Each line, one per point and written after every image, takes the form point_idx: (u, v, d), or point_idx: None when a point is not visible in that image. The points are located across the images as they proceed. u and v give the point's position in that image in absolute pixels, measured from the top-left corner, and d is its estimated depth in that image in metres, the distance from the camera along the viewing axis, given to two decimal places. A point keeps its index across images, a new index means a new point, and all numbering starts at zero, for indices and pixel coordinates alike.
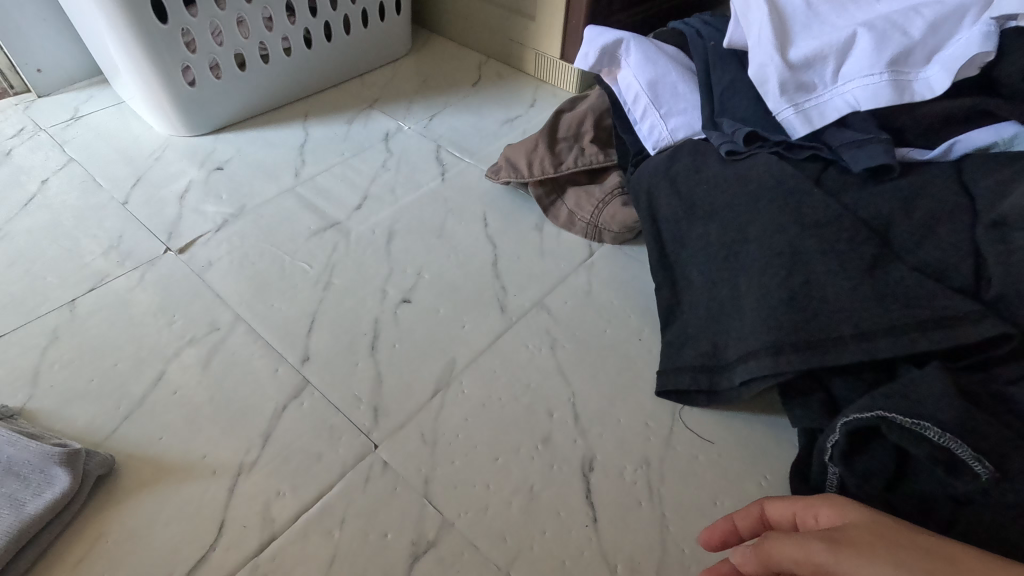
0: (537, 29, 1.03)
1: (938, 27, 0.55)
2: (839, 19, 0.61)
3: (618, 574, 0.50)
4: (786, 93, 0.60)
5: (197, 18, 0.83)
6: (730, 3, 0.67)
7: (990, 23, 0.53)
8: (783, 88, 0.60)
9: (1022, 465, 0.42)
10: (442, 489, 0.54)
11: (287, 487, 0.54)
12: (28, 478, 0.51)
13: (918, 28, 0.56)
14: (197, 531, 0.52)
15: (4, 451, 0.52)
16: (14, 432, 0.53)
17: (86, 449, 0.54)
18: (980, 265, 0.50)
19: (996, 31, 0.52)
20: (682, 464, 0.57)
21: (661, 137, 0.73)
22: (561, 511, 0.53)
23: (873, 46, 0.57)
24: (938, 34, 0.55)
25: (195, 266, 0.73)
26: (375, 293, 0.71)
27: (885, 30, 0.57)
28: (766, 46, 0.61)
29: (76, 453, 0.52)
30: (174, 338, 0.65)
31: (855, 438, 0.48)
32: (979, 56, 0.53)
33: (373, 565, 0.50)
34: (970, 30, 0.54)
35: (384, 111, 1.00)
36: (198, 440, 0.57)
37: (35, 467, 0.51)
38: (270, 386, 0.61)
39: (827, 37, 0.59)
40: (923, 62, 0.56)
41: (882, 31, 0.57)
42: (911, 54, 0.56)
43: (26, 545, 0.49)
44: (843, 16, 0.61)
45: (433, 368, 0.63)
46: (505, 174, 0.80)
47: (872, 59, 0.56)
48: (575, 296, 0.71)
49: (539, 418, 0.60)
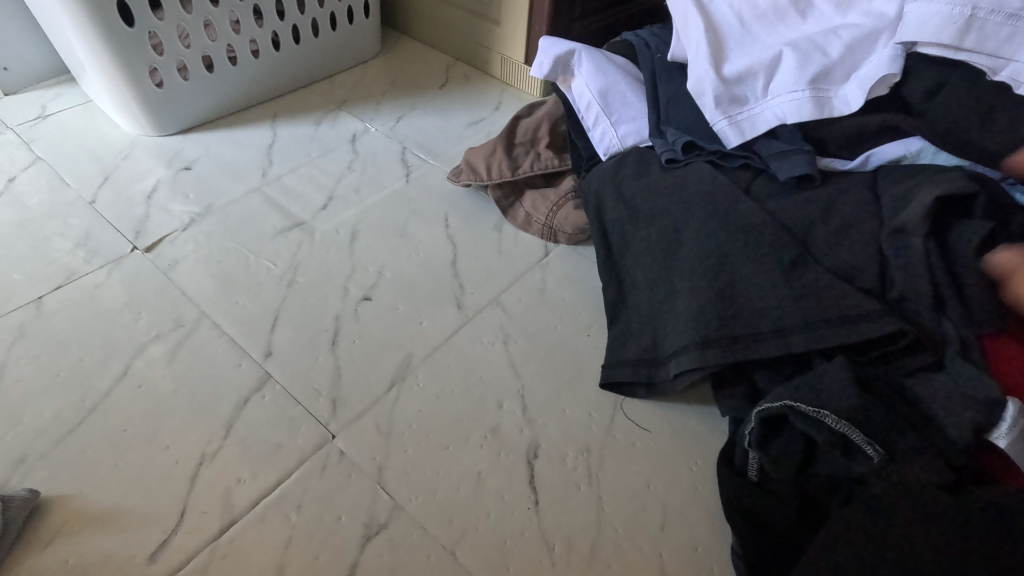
0: (501, 34, 1.07)
1: (854, 47, 0.60)
2: (770, 37, 0.65)
3: (556, 552, 0.54)
4: (720, 105, 0.64)
5: (164, 22, 0.85)
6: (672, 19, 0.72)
7: (897, 46, 0.57)
8: (718, 100, 0.65)
9: (906, 446, 0.47)
10: (394, 475, 0.58)
11: (247, 474, 0.57)
12: None
13: (837, 48, 0.60)
14: (159, 518, 0.54)
15: None
16: None
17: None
18: (884, 268, 0.55)
19: (902, 55, 0.57)
20: (620, 451, 0.61)
21: (611, 144, 0.76)
22: (506, 495, 0.57)
23: (797, 64, 0.61)
24: (856, 54, 0.60)
25: (161, 265, 0.75)
26: (337, 291, 0.74)
27: (808, 50, 0.61)
28: (702, 62, 0.66)
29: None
30: (140, 333, 0.68)
31: (769, 424, 0.53)
32: (888, 76, 0.58)
33: (328, 545, 0.54)
34: (881, 52, 0.59)
35: (351, 113, 1.02)
36: (163, 432, 0.60)
37: None
38: (232, 380, 0.64)
39: (757, 55, 0.64)
40: (841, 79, 0.60)
41: (804, 51, 0.61)
42: (832, 72, 0.60)
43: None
44: (774, 33, 0.65)
45: (391, 363, 0.67)
46: (466, 176, 0.84)
47: (796, 76, 0.61)
48: (529, 294, 0.75)
49: (489, 409, 0.63)
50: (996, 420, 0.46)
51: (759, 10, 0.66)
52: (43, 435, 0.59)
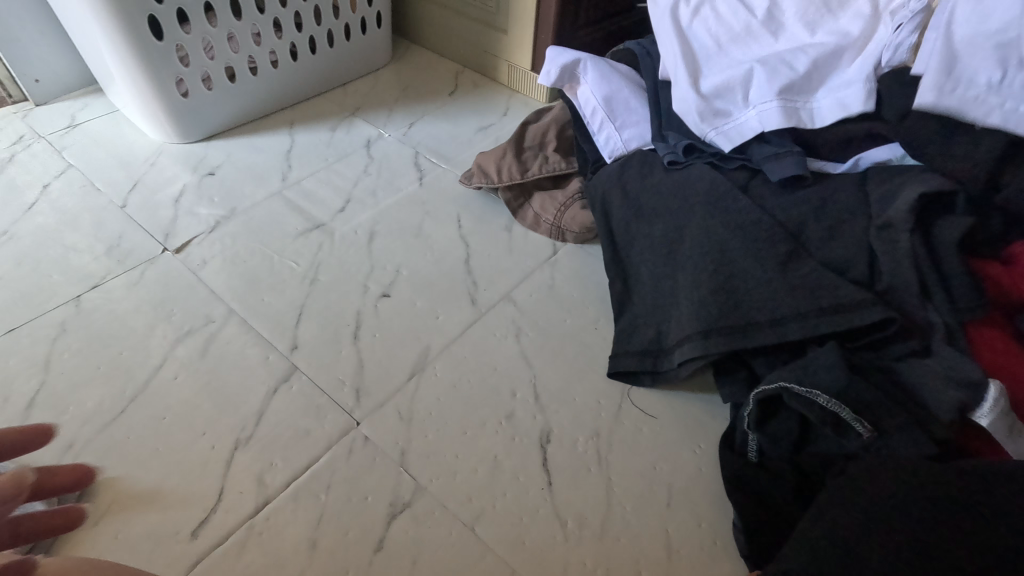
0: (509, 42, 1.11)
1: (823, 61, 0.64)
2: (741, 53, 0.69)
3: (569, 528, 0.58)
4: (705, 121, 0.69)
5: (191, 35, 0.90)
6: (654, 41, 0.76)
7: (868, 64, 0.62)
8: (702, 117, 0.69)
9: (893, 422, 0.51)
10: (416, 457, 0.62)
11: (279, 458, 0.61)
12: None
13: (805, 62, 0.64)
14: (199, 498, 0.59)
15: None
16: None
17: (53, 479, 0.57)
18: (873, 261, 0.59)
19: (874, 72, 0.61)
20: (627, 435, 0.65)
21: (616, 147, 0.80)
22: (521, 476, 0.61)
23: (766, 78, 0.65)
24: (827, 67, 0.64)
25: (190, 264, 0.80)
26: (358, 288, 0.78)
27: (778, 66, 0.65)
28: (682, 83, 0.70)
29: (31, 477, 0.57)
30: (173, 329, 0.72)
31: (766, 407, 0.57)
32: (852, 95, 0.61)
33: (356, 523, 0.57)
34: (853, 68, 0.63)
35: (365, 119, 1.07)
36: (198, 420, 0.64)
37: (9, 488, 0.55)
38: (262, 371, 0.68)
39: (732, 72, 0.68)
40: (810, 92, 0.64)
41: (774, 66, 0.66)
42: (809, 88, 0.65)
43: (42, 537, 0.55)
44: (748, 48, 0.69)
45: (410, 355, 0.71)
46: (477, 179, 0.88)
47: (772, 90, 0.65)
48: (539, 290, 0.79)
49: (503, 398, 0.67)
50: (978, 400, 0.50)
51: (731, 29, 0.70)
52: (88, 423, 0.63)
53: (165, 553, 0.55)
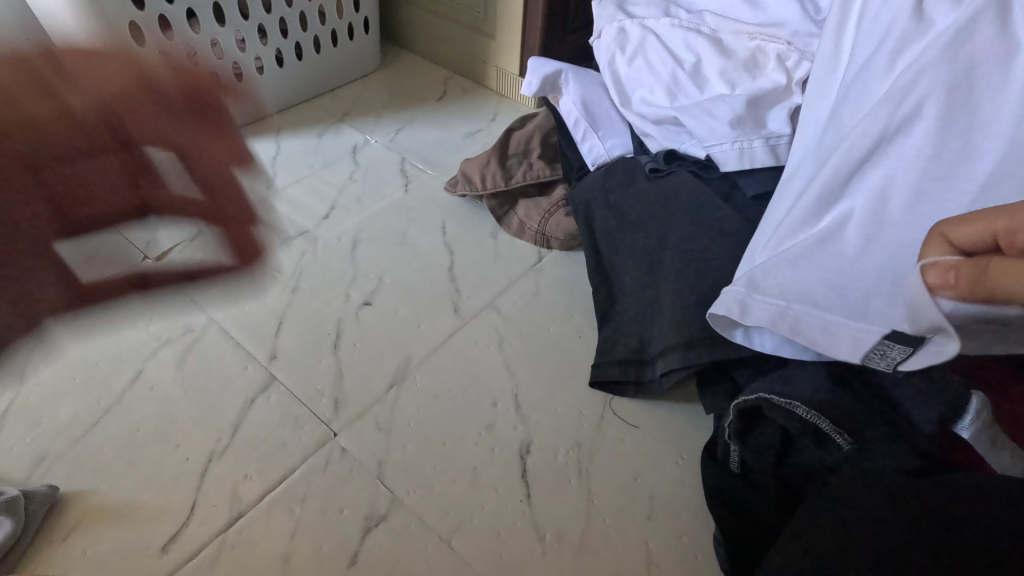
0: (497, 47, 1.11)
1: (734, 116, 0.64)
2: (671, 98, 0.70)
3: (547, 542, 0.57)
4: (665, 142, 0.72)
5: (173, 42, 0.89)
6: (627, 52, 0.75)
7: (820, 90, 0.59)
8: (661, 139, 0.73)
9: (873, 434, 0.50)
10: (394, 469, 0.61)
11: (254, 471, 0.60)
12: None
13: (724, 113, 0.64)
14: (172, 510, 0.58)
15: None
16: None
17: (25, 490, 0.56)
18: None
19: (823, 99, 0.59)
20: (609, 447, 0.64)
21: (599, 156, 0.80)
22: (500, 488, 0.60)
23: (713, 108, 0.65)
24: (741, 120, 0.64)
25: (171, 273, 0.79)
26: (340, 297, 0.77)
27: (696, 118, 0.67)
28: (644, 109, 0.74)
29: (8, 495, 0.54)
30: (152, 338, 0.71)
31: (747, 418, 0.57)
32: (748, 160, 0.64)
33: (331, 537, 0.57)
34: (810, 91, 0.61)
35: (352, 125, 1.06)
36: (173, 431, 0.63)
37: None
38: (240, 381, 0.68)
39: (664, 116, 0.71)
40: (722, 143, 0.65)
41: (693, 114, 0.67)
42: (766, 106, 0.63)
43: (10, 551, 0.54)
44: (681, 94, 0.70)
45: (391, 364, 0.70)
46: (462, 187, 0.87)
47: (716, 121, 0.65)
48: (523, 298, 0.78)
49: (484, 408, 0.66)
50: (961, 413, 0.49)
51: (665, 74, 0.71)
52: (61, 435, 0.62)
53: (136, 568, 0.54)
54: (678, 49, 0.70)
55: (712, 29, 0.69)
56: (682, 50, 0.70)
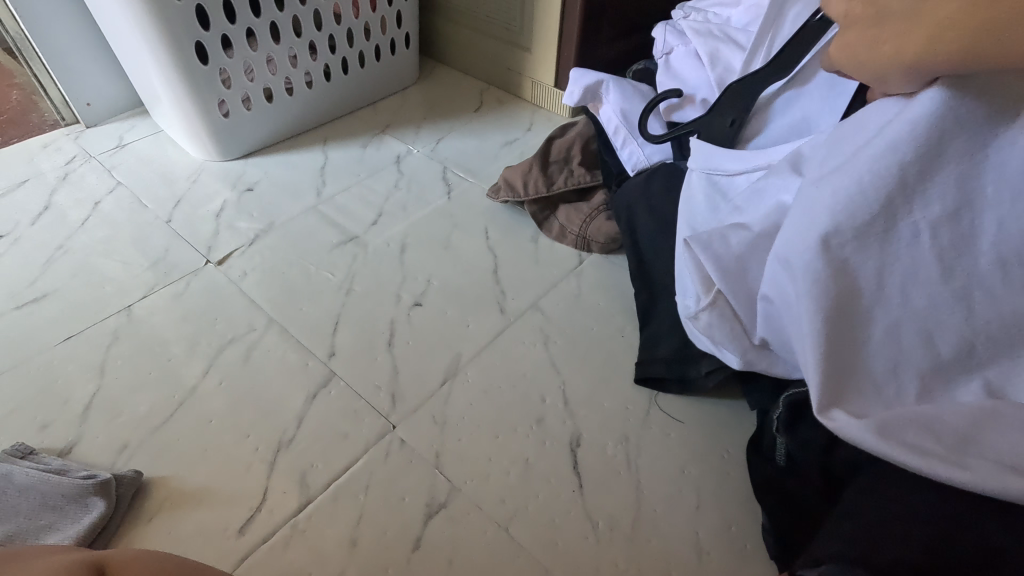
0: (533, 59, 1.15)
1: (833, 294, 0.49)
2: (759, 295, 0.57)
3: (600, 529, 0.60)
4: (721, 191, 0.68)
5: (233, 60, 0.95)
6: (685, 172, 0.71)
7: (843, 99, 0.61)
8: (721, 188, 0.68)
9: None
10: (450, 460, 0.64)
11: (319, 460, 0.64)
12: (64, 509, 0.57)
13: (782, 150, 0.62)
14: (246, 495, 0.62)
15: (43, 484, 0.58)
16: (42, 471, 0.59)
17: (114, 475, 0.61)
18: None
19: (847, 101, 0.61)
20: (656, 441, 0.66)
21: (639, 161, 0.83)
22: (552, 478, 0.63)
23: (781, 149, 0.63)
24: (874, 389, 0.49)
25: (231, 277, 0.84)
26: (391, 298, 0.81)
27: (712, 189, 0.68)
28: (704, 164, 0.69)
29: (98, 480, 0.59)
30: (218, 337, 0.76)
31: (796, 412, 0.58)
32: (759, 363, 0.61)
33: (393, 522, 0.60)
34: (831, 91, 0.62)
35: (395, 136, 1.11)
36: (243, 422, 0.67)
37: (69, 500, 0.58)
38: (301, 377, 0.71)
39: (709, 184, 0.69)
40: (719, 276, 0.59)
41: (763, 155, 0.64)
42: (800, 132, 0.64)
43: (101, 532, 0.58)
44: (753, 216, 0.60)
45: (442, 361, 0.73)
46: (504, 193, 0.91)
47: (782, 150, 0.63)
48: (566, 299, 0.81)
49: (533, 402, 0.69)
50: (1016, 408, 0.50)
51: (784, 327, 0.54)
52: (140, 426, 0.67)
53: (214, 549, 0.58)
54: (705, 59, 0.75)
55: (725, 33, 0.76)
56: (707, 53, 0.75)
